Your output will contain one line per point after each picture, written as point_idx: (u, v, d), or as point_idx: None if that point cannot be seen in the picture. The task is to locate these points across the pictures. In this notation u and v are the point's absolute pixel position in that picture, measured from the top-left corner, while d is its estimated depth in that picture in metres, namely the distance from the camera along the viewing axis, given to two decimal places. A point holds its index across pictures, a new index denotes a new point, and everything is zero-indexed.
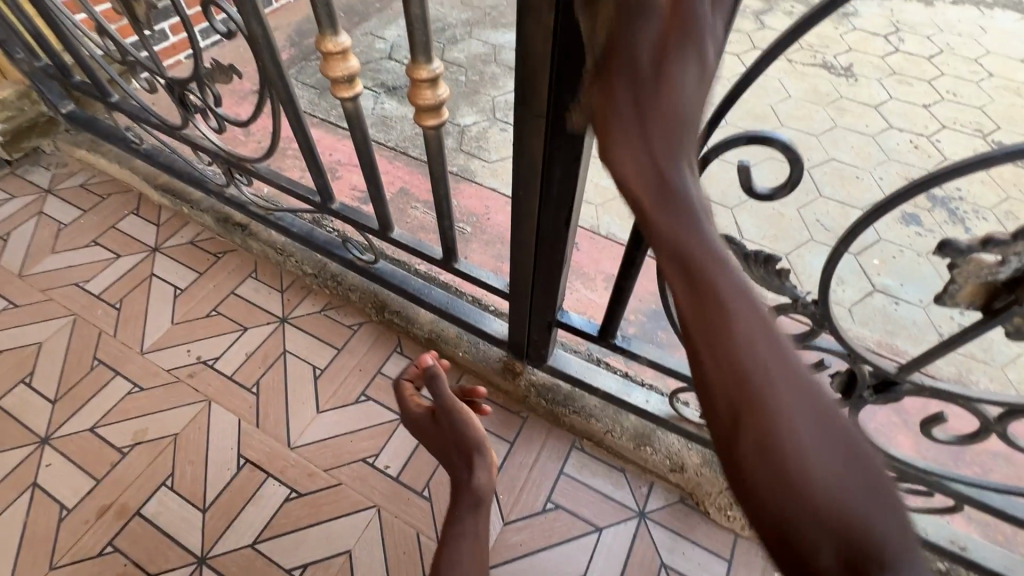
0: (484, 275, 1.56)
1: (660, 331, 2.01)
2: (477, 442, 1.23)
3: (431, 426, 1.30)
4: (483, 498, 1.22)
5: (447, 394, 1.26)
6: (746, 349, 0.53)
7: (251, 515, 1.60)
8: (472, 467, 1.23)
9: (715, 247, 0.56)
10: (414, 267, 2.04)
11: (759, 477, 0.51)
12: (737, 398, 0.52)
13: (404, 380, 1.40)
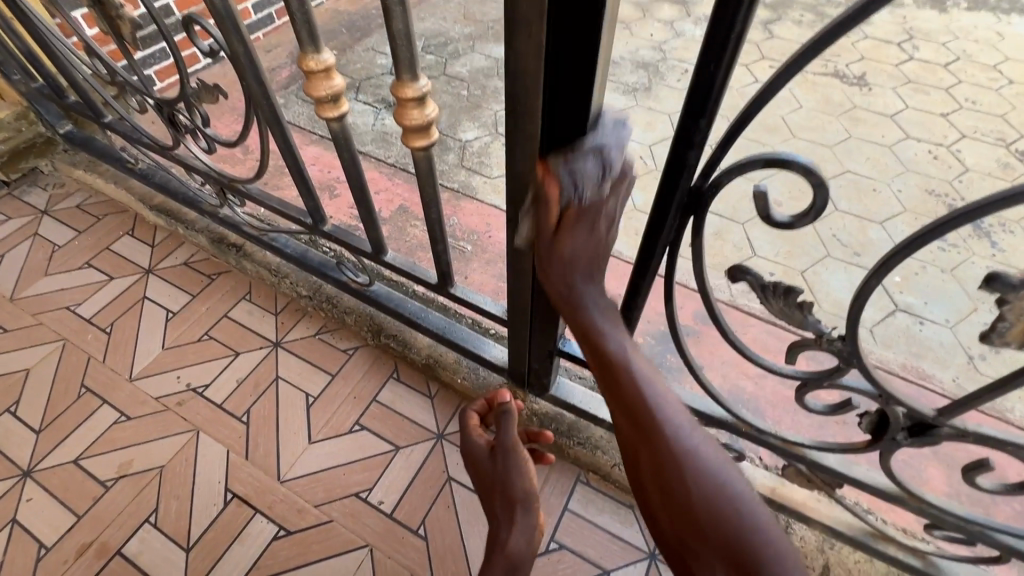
0: (481, 301, 1.48)
1: (669, 354, 1.91)
2: (527, 495, 1.15)
3: (486, 465, 1.23)
4: (520, 570, 1.05)
5: (512, 434, 1.23)
6: (687, 474, 0.70)
7: (237, 554, 1.52)
8: (514, 526, 1.10)
9: (657, 416, 0.76)
10: (412, 290, 1.97)
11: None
12: (685, 525, 0.68)
13: (472, 411, 1.37)
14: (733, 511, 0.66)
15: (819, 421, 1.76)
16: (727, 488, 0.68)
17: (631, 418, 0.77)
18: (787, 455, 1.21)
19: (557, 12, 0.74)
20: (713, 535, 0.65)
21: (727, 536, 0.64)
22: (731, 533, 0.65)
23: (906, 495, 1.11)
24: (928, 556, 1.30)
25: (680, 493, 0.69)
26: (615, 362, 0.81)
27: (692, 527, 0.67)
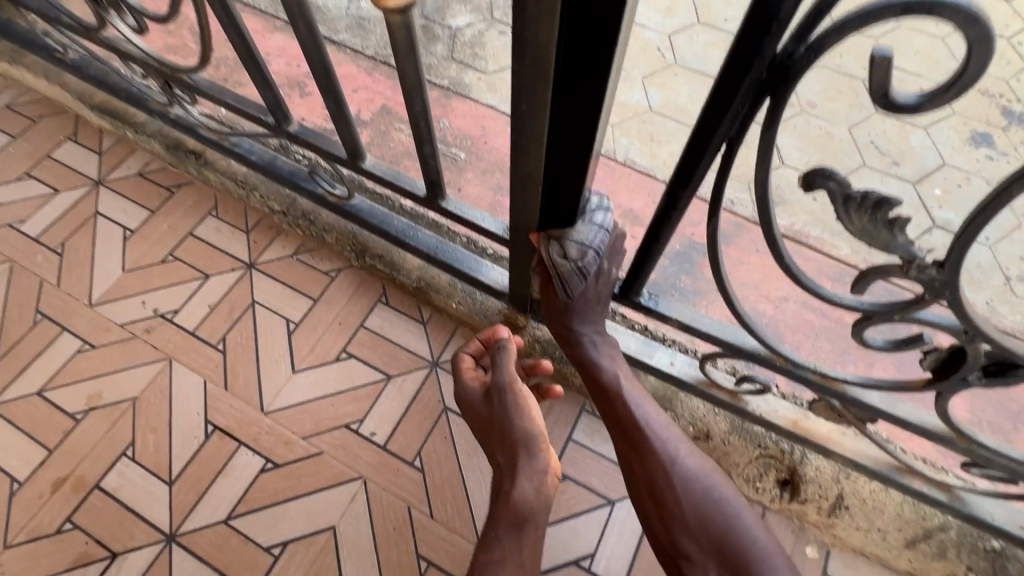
0: (477, 216, 1.25)
1: (684, 276, 1.75)
2: (529, 437, 1.05)
3: (482, 410, 1.13)
4: (529, 521, 0.98)
5: (508, 372, 1.11)
6: (660, 466, 1.05)
7: (223, 488, 1.44)
8: (519, 472, 1.02)
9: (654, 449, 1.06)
10: (396, 204, 1.73)
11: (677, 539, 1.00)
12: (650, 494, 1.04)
13: (464, 355, 1.24)
14: (691, 479, 1.03)
15: (842, 347, 1.64)
16: (695, 472, 1.04)
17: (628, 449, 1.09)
18: (823, 391, 1.07)
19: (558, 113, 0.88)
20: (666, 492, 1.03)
21: (681, 488, 1.02)
22: (681, 488, 1.02)
23: (954, 435, 1.01)
24: (956, 491, 1.22)
25: (657, 474, 1.04)
26: (631, 426, 1.09)
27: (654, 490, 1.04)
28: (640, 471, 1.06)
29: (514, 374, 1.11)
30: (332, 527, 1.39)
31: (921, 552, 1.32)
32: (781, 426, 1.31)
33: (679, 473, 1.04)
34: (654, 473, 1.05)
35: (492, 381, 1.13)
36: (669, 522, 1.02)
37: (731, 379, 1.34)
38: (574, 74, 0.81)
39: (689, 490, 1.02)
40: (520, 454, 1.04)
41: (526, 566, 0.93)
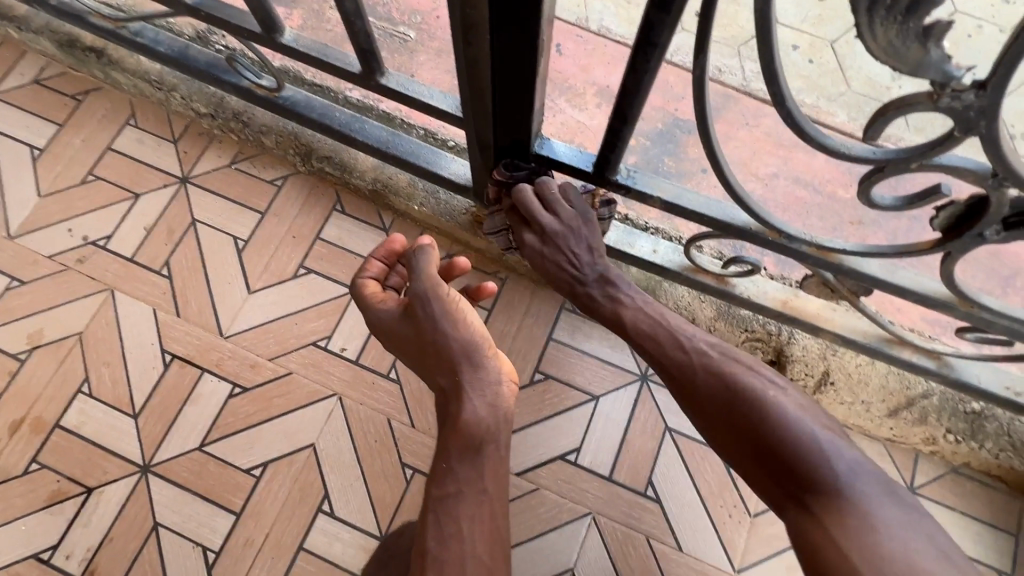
0: (425, 94, 1.05)
1: (666, 158, 1.59)
2: (467, 348, 0.97)
3: (405, 331, 1.02)
4: (485, 444, 0.92)
5: (427, 279, 0.99)
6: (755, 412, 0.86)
7: (192, 416, 1.37)
8: (466, 391, 0.95)
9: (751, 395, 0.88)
10: (341, 96, 1.52)
11: (792, 509, 0.82)
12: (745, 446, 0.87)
13: (368, 278, 1.11)
14: (807, 439, 0.83)
15: (834, 224, 1.54)
16: (801, 424, 0.84)
17: (677, 379, 0.95)
18: (818, 264, 0.99)
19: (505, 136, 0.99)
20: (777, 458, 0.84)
21: (800, 455, 0.82)
22: (801, 461, 0.82)
23: (955, 300, 0.93)
24: (944, 358, 1.18)
25: (745, 418, 0.87)
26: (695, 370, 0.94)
27: (763, 448, 0.85)
28: (710, 405, 0.91)
29: (435, 278, 1.00)
30: (312, 444, 1.35)
31: (904, 419, 1.32)
32: (769, 307, 1.24)
33: (779, 410, 0.86)
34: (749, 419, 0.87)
35: (411, 294, 1.01)
36: (789, 488, 0.83)
37: (718, 263, 1.24)
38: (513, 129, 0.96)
39: (785, 426, 0.84)
40: (462, 372, 0.96)
41: (489, 491, 0.91)
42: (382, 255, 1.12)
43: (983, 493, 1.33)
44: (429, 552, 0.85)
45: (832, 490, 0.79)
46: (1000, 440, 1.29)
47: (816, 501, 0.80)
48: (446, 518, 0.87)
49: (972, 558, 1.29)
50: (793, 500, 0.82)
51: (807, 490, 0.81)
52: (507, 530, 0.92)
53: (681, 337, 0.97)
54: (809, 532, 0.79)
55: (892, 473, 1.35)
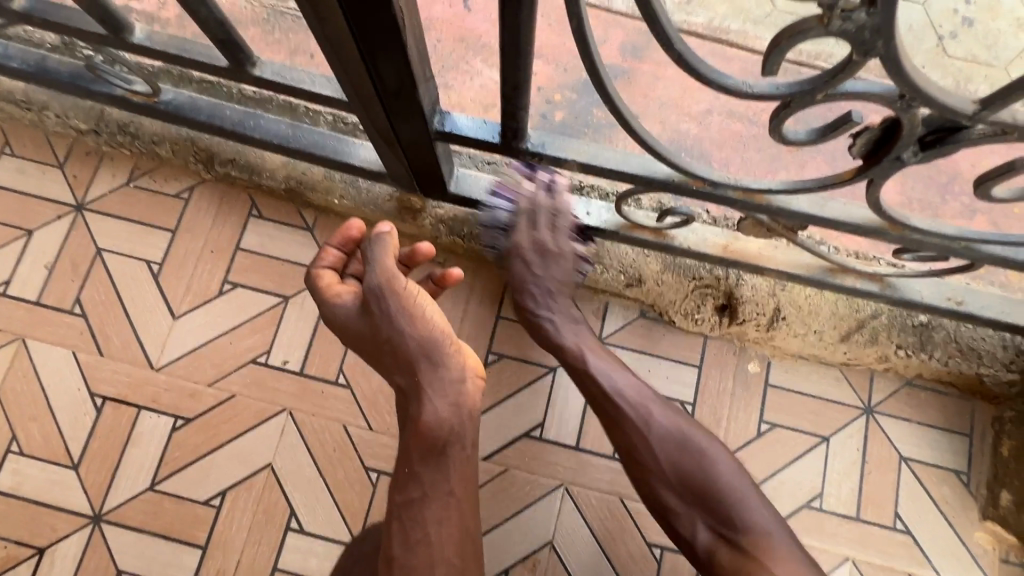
0: (305, 80, 0.95)
1: (594, 109, 1.51)
2: (426, 347, 0.88)
3: (361, 328, 0.93)
4: (449, 446, 0.88)
5: (382, 271, 0.89)
6: (686, 471, 1.02)
7: (136, 457, 1.30)
8: (423, 392, 0.88)
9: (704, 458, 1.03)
10: (234, 90, 1.39)
11: (719, 553, 0.98)
12: (675, 489, 1.02)
13: (324, 268, 1.00)
14: (740, 496, 1.00)
15: (772, 155, 1.49)
16: (728, 478, 1.02)
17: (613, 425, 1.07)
18: (747, 207, 0.94)
19: (401, 117, 0.90)
20: (707, 504, 1.00)
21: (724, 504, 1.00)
22: (730, 509, 0.99)
23: (886, 225, 0.91)
24: (887, 279, 1.17)
25: (684, 461, 1.03)
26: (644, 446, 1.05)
27: (701, 498, 1.01)
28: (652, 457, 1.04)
29: (390, 269, 0.90)
30: (268, 465, 1.30)
31: (856, 342, 1.33)
32: (710, 254, 1.20)
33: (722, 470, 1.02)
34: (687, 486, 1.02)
35: (364, 287, 0.91)
36: (714, 529, 0.99)
37: (654, 217, 1.20)
38: (407, 109, 0.88)
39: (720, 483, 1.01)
40: (420, 371, 0.88)
41: (457, 493, 0.89)
42: (338, 241, 1.00)
43: (937, 401, 1.36)
44: (397, 558, 0.86)
45: (757, 532, 0.97)
46: (947, 347, 1.31)
47: (745, 542, 0.97)
48: (414, 524, 0.87)
49: (931, 464, 1.33)
50: (722, 539, 0.98)
51: (734, 530, 0.98)
52: (479, 528, 0.92)
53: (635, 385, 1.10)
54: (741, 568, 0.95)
55: (850, 395, 1.36)
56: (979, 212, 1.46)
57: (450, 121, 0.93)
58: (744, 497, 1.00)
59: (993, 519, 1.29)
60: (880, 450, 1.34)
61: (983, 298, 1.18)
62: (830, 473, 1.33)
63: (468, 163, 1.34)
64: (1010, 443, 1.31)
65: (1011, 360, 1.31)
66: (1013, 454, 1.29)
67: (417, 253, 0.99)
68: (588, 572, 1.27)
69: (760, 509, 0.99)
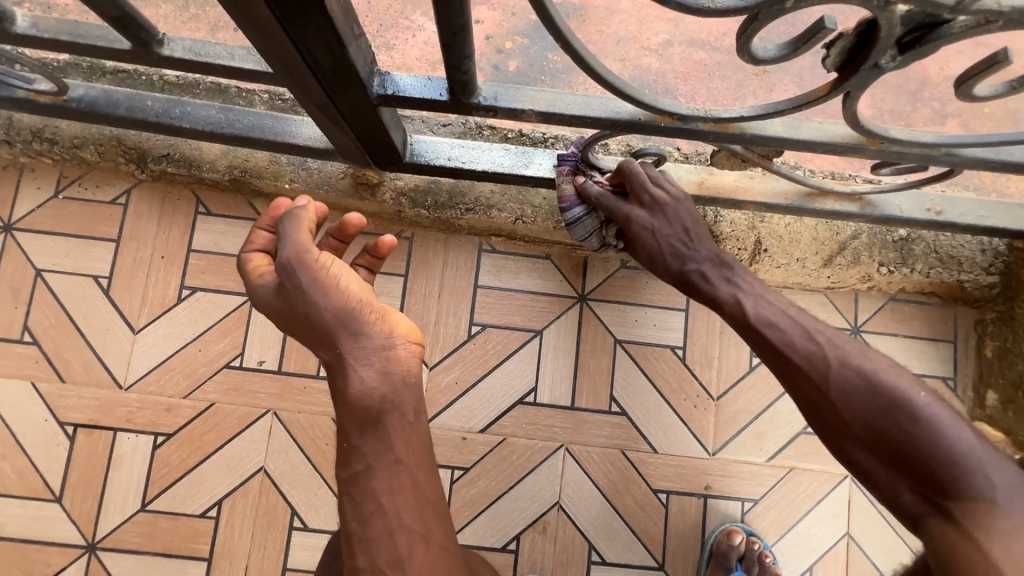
0: (221, 54, 0.84)
1: (549, 54, 1.42)
2: (342, 317, 0.82)
3: (280, 310, 0.86)
4: (385, 414, 0.83)
5: (292, 245, 0.83)
6: (888, 422, 0.80)
7: (121, 481, 1.25)
8: (347, 364, 0.82)
9: (885, 408, 0.81)
10: (155, 77, 1.26)
11: (930, 521, 0.75)
12: (872, 449, 0.81)
13: (253, 251, 0.91)
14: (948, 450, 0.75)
15: (738, 82, 1.43)
16: (956, 431, 0.77)
17: (792, 373, 0.89)
18: (719, 139, 0.88)
19: (337, 84, 0.82)
20: (914, 456, 0.78)
21: (923, 448, 0.77)
22: (930, 453, 0.76)
23: (864, 139, 0.86)
24: (866, 198, 1.13)
25: (886, 419, 0.80)
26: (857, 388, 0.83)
27: (885, 449, 0.80)
28: (839, 412, 0.84)
29: (303, 244, 0.84)
30: (261, 468, 1.26)
31: (839, 265, 1.31)
32: (685, 194, 1.16)
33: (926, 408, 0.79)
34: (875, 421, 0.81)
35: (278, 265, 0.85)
36: (922, 491, 0.77)
37: (623, 161, 1.14)
38: (341, 74, 0.79)
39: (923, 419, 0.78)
40: (341, 343, 0.82)
41: (405, 461, 0.83)
42: (267, 221, 0.92)
43: (921, 312, 1.37)
44: (353, 534, 0.82)
45: (979, 499, 0.72)
46: (928, 258, 1.31)
47: (959, 510, 0.72)
48: (365, 497, 0.82)
49: (919, 374, 1.35)
50: (930, 501, 0.76)
51: (945, 494, 0.74)
52: (438, 492, 0.86)
53: (805, 330, 0.90)
54: (944, 539, 0.72)
55: (836, 318, 1.36)
56: (950, 116, 1.44)
57: (392, 82, 0.85)
58: (982, 456, 0.74)
59: (981, 419, 1.32)
60: None
61: (962, 205, 1.15)
62: None
63: (423, 127, 1.27)
64: (992, 344, 1.33)
65: (990, 263, 1.30)
66: (997, 354, 1.32)
67: (347, 224, 0.91)
68: (598, 526, 1.28)
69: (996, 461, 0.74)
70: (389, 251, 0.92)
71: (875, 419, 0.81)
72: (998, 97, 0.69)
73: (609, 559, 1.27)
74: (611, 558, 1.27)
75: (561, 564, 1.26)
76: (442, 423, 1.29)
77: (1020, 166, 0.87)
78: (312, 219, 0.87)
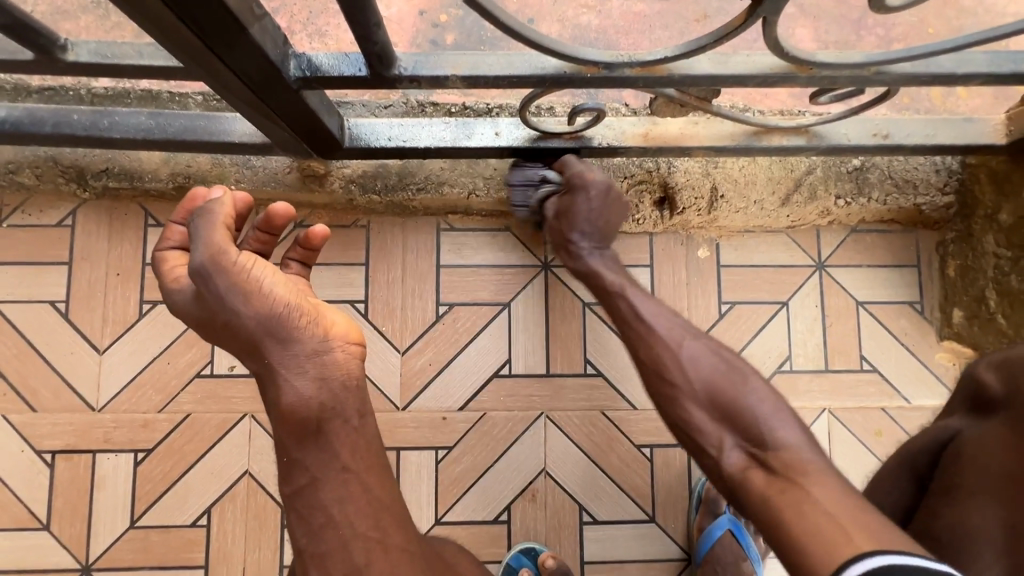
0: (130, 53, 0.82)
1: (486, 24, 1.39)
2: (268, 326, 0.75)
3: (199, 318, 0.77)
4: (325, 424, 0.79)
5: (205, 247, 0.73)
6: (727, 387, 0.88)
7: (107, 501, 1.25)
8: (277, 374, 0.76)
9: (708, 374, 0.91)
10: (81, 91, 1.23)
11: (751, 477, 0.79)
12: (705, 405, 0.88)
13: (171, 248, 0.81)
14: (760, 413, 0.84)
15: (680, 30, 1.41)
16: (758, 399, 0.85)
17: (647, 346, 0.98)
18: (649, 85, 0.87)
19: (248, 73, 0.79)
20: (736, 417, 0.85)
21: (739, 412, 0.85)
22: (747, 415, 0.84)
23: (793, 68, 0.84)
24: (812, 130, 1.12)
25: (719, 383, 0.89)
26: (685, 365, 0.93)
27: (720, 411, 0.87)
28: (684, 378, 0.92)
29: (220, 243, 0.74)
30: (246, 471, 1.27)
31: (797, 203, 1.31)
32: (630, 146, 1.14)
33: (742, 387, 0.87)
34: (713, 391, 0.89)
35: (190, 267, 0.75)
36: (744, 447, 0.82)
37: (565, 120, 1.13)
38: (250, 61, 0.77)
39: (747, 395, 0.86)
40: (267, 352, 0.76)
41: (353, 469, 0.82)
42: (182, 214, 0.81)
43: (884, 240, 1.37)
44: (304, 550, 0.82)
45: (788, 448, 0.79)
46: (884, 185, 1.31)
47: (774, 459, 0.78)
48: (313, 511, 0.82)
49: (886, 301, 1.36)
50: (753, 456, 0.80)
51: (763, 447, 0.80)
52: (391, 494, 0.86)
53: (670, 317, 1.00)
54: (769, 491, 0.75)
55: (801, 256, 1.37)
56: (896, 40, 1.44)
57: (311, 62, 0.83)
58: (782, 421, 0.82)
59: (950, 337, 1.34)
60: (838, 300, 1.36)
61: (909, 126, 1.15)
62: (795, 335, 1.35)
63: (364, 112, 1.24)
64: (954, 263, 1.34)
65: (944, 183, 1.31)
66: (959, 272, 1.33)
67: (272, 215, 0.80)
68: (587, 488, 1.29)
69: (793, 424, 0.82)
70: (320, 242, 0.86)
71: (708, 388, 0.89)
72: (910, 6, 0.68)
73: (601, 518, 1.29)
74: (602, 517, 1.29)
75: (555, 529, 1.28)
76: (420, 406, 1.30)
77: (951, 77, 0.87)
78: (229, 213, 0.76)
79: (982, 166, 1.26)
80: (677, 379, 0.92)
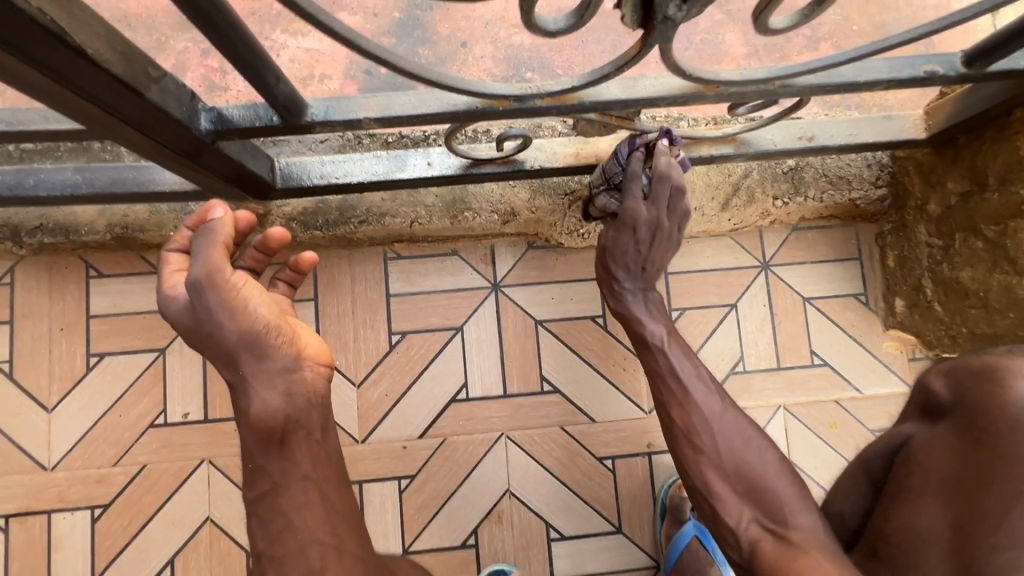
0: (35, 119, 0.81)
1: (420, 49, 1.41)
2: (249, 341, 0.74)
3: (189, 330, 0.75)
4: (290, 435, 0.78)
5: (203, 263, 0.71)
6: (747, 461, 0.94)
7: (65, 560, 1.23)
8: (249, 386, 0.75)
9: (728, 440, 0.96)
10: (9, 148, 1.21)
11: (763, 548, 0.87)
12: (725, 476, 0.94)
13: (171, 250, 0.78)
14: (780, 493, 0.91)
15: (613, 43, 1.42)
16: (773, 477, 0.93)
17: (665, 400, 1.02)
18: (563, 112, 0.88)
19: (155, 134, 0.79)
20: (753, 493, 0.92)
21: (751, 487, 0.92)
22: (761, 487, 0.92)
23: (701, 87, 0.86)
24: (738, 138, 1.14)
25: (735, 453, 0.95)
26: (698, 425, 0.97)
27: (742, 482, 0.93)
28: (703, 437, 0.96)
29: (216, 261, 0.72)
30: (208, 518, 1.25)
31: (736, 207, 1.33)
32: (563, 166, 1.15)
33: (761, 464, 0.94)
34: (734, 460, 0.94)
35: (186, 279, 0.73)
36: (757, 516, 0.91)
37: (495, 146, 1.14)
38: (154, 123, 0.76)
39: (764, 472, 0.93)
40: (243, 366, 0.75)
41: (314, 476, 0.80)
42: (194, 221, 0.77)
43: (824, 236, 1.40)
44: (262, 553, 0.79)
45: (798, 530, 0.87)
46: (819, 183, 1.33)
47: (787, 537, 0.87)
48: (272, 514, 0.79)
49: (831, 295, 1.39)
50: (768, 532, 0.89)
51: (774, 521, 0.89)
52: (351, 504, 0.83)
53: (682, 375, 1.02)
54: (785, 560, 0.84)
55: (746, 258, 1.39)
56: (823, 39, 1.47)
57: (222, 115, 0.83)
58: (793, 504, 0.90)
59: (895, 326, 1.38)
60: (784, 299, 1.39)
61: (832, 127, 1.17)
62: (745, 336, 1.38)
63: (300, 148, 1.24)
64: (892, 253, 1.37)
65: (877, 177, 1.33)
66: (897, 262, 1.36)
67: (267, 237, 0.78)
68: (552, 504, 1.30)
69: (806, 505, 0.91)
70: (307, 268, 0.83)
71: (719, 452, 0.95)
72: (794, 27, 0.70)
73: (568, 533, 1.30)
74: (570, 532, 1.30)
75: (522, 548, 1.29)
76: (380, 437, 1.30)
77: (856, 85, 0.89)
78: (230, 232, 0.74)
79: (909, 158, 1.28)
80: (694, 443, 0.97)
